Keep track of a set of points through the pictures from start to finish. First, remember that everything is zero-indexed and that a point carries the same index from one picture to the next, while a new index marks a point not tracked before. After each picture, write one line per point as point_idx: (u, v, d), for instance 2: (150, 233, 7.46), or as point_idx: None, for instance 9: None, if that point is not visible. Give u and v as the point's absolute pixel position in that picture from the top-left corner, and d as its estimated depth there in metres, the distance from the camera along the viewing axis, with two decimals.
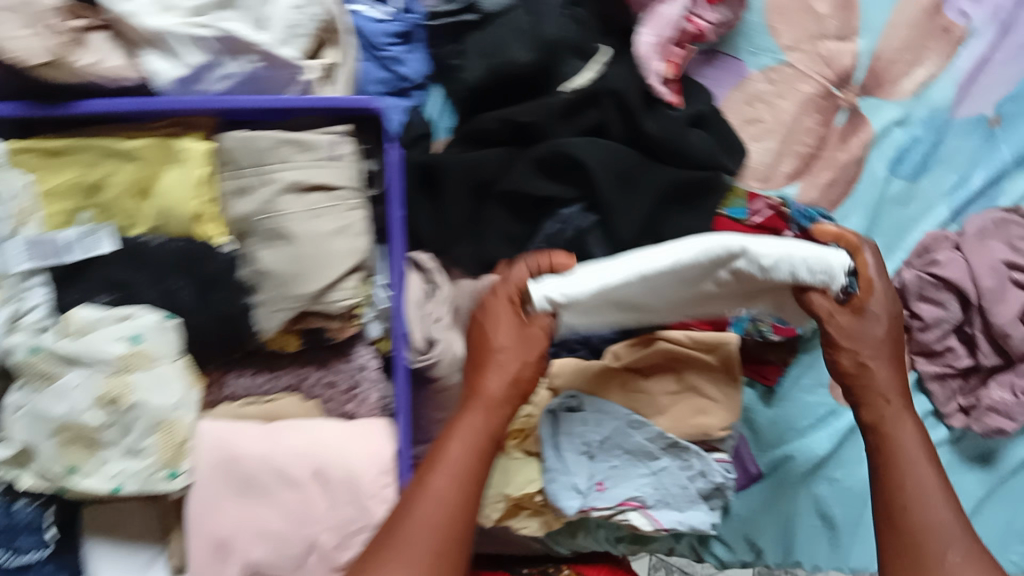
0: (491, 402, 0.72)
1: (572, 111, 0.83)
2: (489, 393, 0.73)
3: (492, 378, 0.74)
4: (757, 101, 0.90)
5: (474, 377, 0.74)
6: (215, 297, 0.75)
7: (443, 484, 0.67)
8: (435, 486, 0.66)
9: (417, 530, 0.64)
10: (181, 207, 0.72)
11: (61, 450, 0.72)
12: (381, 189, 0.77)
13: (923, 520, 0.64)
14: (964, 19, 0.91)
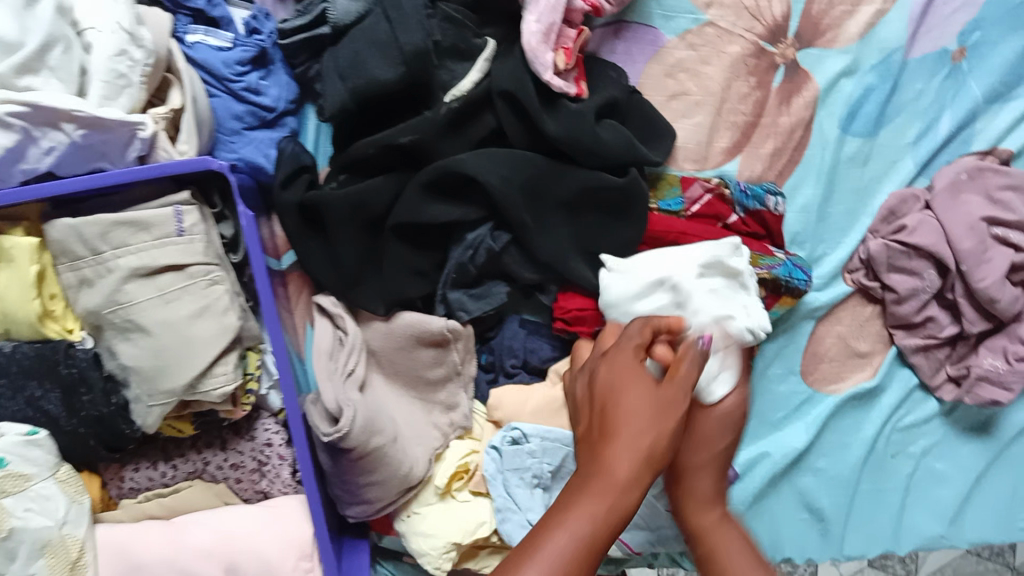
0: (613, 486, 0.51)
1: (459, 123, 0.72)
2: (611, 472, 0.51)
3: (621, 454, 0.52)
4: (679, 72, 0.79)
5: (597, 450, 0.53)
6: (80, 401, 0.67)
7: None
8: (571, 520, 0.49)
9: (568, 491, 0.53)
10: (22, 310, 0.64)
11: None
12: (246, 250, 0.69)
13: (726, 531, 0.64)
14: None
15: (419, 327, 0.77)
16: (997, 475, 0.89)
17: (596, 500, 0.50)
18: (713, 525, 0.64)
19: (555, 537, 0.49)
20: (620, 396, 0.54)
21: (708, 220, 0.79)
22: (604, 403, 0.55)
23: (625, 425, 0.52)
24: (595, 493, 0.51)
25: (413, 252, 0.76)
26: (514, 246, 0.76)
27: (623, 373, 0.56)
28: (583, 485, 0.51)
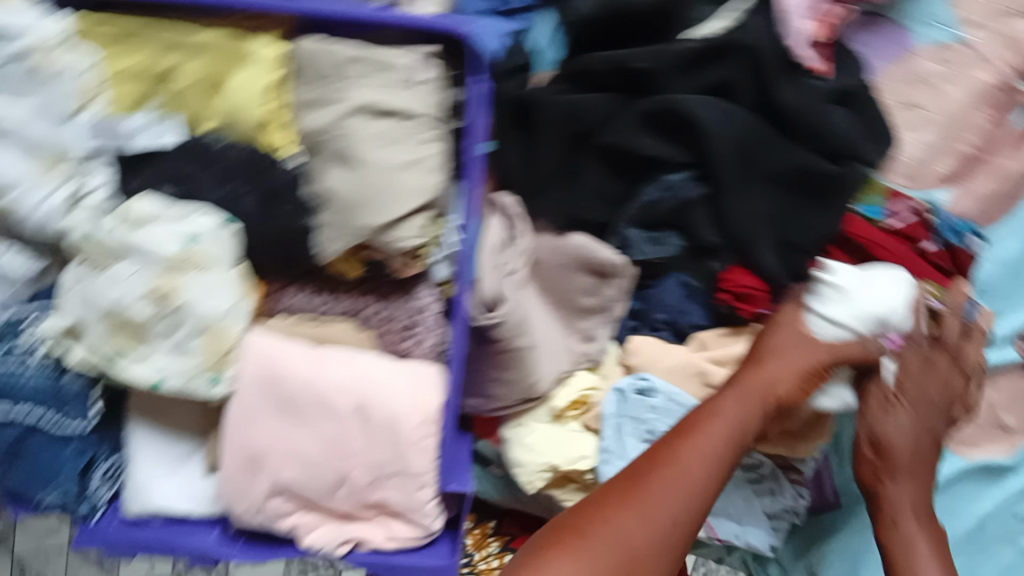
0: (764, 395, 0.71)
1: (695, 65, 0.72)
2: (764, 384, 0.72)
3: (771, 372, 0.72)
4: (919, 82, 0.78)
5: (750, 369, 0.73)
6: (279, 209, 0.69)
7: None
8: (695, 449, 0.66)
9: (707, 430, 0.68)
10: (248, 112, 0.67)
11: (105, 334, 0.70)
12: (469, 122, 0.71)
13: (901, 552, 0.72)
14: None
15: (587, 251, 0.78)
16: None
17: (728, 431, 0.68)
18: (901, 515, 0.74)
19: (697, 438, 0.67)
20: (777, 332, 0.75)
21: (904, 240, 0.76)
22: (763, 336, 0.76)
23: (780, 354, 0.73)
24: (732, 410, 0.70)
25: (608, 177, 0.77)
26: (705, 203, 0.76)
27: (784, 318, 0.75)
28: (721, 408, 0.70)
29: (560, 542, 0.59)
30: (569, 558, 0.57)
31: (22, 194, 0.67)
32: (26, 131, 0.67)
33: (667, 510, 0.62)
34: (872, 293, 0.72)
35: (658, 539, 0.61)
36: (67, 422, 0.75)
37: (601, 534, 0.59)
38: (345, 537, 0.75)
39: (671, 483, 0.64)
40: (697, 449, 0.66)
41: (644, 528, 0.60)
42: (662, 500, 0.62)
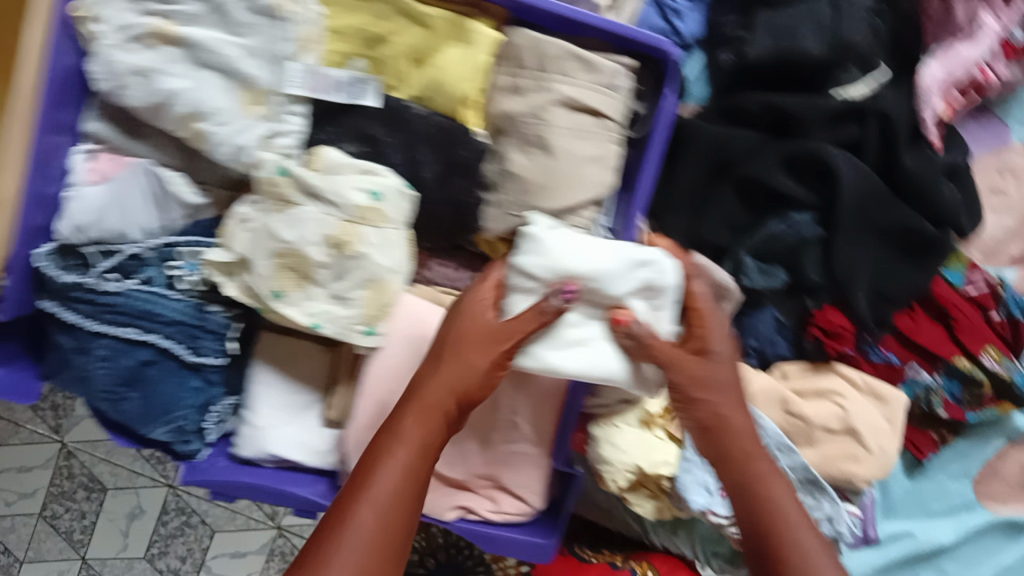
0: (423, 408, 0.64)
1: (836, 121, 0.81)
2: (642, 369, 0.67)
3: (447, 369, 0.66)
4: (1009, 172, 0.90)
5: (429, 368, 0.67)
6: (455, 183, 0.75)
7: (392, 470, 0.60)
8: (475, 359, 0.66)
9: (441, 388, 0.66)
10: (458, 86, 0.73)
11: (275, 272, 0.73)
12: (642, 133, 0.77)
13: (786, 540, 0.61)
14: None
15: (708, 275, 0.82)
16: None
17: (470, 372, 0.66)
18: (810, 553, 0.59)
19: (447, 369, 0.66)
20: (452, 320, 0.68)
21: (976, 306, 0.87)
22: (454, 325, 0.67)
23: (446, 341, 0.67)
24: (465, 350, 0.66)
25: (737, 206, 0.84)
26: (819, 245, 0.84)
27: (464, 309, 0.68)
28: (460, 354, 0.66)
29: (389, 437, 0.62)
30: (411, 423, 0.63)
31: (220, 126, 0.70)
32: (239, 66, 0.70)
33: (437, 402, 0.65)
34: (591, 255, 0.68)
35: (418, 460, 0.61)
36: (201, 356, 0.77)
37: (402, 418, 0.64)
38: (457, 504, 0.78)
39: (448, 370, 0.66)
40: (484, 365, 0.66)
41: (402, 469, 0.60)
42: (436, 408, 0.64)
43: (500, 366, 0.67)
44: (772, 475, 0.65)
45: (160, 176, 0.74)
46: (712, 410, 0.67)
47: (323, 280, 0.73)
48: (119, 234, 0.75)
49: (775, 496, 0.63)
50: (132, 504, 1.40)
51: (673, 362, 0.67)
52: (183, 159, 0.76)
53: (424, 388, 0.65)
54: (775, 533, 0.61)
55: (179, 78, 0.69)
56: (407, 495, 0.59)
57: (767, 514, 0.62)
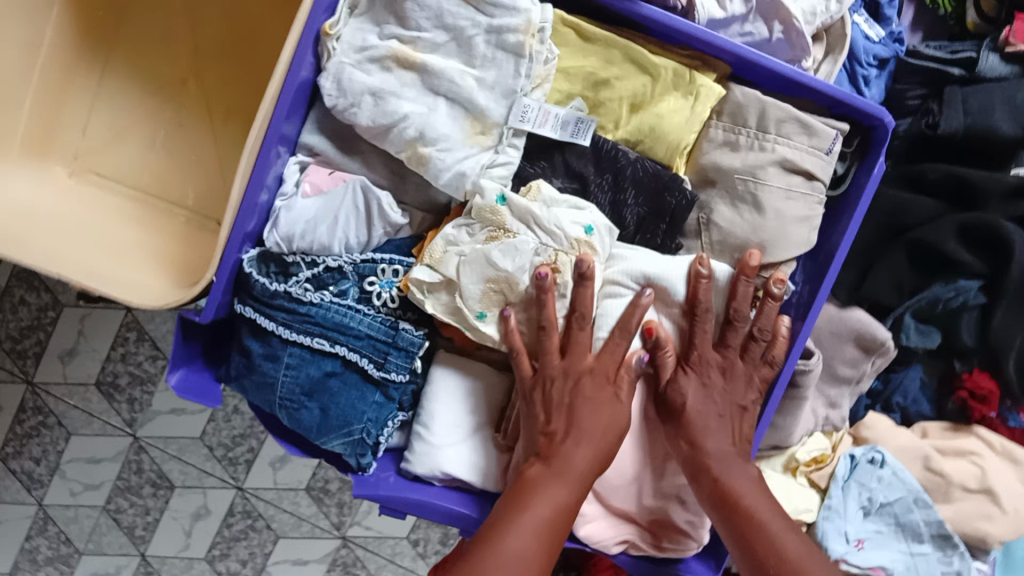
0: (571, 478, 0.70)
1: (1015, 196, 0.84)
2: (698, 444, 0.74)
3: (578, 452, 0.72)
4: None
5: (554, 446, 0.72)
6: (654, 226, 0.79)
7: (541, 512, 0.68)
8: (592, 429, 0.72)
9: (574, 472, 0.71)
10: (674, 135, 0.76)
11: (483, 295, 0.75)
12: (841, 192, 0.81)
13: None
14: None
15: (866, 328, 0.87)
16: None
17: (597, 443, 0.72)
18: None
19: (585, 423, 0.72)
20: (579, 396, 0.73)
21: None
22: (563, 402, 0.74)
23: (576, 424, 0.72)
24: (606, 418, 0.73)
25: (907, 270, 0.87)
26: (978, 311, 0.87)
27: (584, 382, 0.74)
28: (586, 425, 0.72)
29: (527, 494, 0.69)
30: (547, 489, 0.69)
31: (443, 151, 0.73)
32: (473, 98, 0.74)
33: (583, 470, 0.71)
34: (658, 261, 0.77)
35: (561, 515, 0.69)
36: (386, 373, 0.77)
37: (539, 474, 0.71)
38: (623, 537, 0.80)
39: (593, 442, 0.72)
40: (602, 438, 0.73)
41: (553, 510, 0.68)
42: (578, 475, 0.71)
43: (607, 440, 0.73)
44: (765, 512, 0.71)
45: (372, 194, 0.76)
46: (728, 474, 0.73)
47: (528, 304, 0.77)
48: (323, 247, 0.76)
49: (788, 543, 0.70)
50: (197, 504, 1.34)
51: (694, 422, 0.75)
52: (391, 180, 0.78)
53: (573, 457, 0.71)
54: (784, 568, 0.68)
55: (411, 103, 0.73)
56: (548, 539, 0.67)
57: (772, 559, 0.69)
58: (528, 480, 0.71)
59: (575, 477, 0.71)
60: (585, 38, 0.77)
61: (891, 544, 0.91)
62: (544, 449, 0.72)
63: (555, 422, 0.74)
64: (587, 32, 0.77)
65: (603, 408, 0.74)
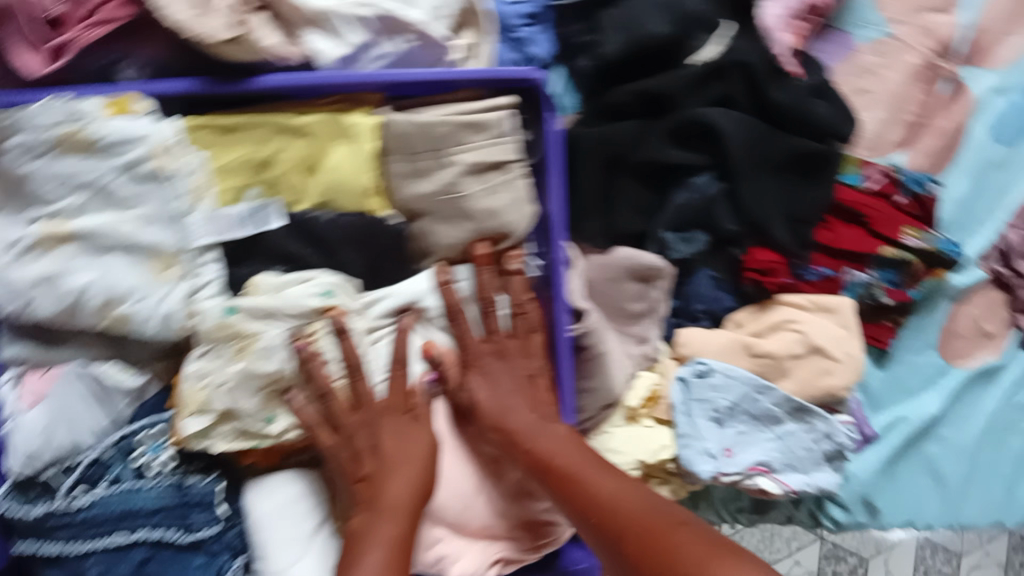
0: (394, 509, 0.68)
1: (701, 83, 0.85)
2: (507, 428, 0.74)
3: (393, 484, 0.69)
4: (868, 74, 0.93)
5: (375, 484, 0.70)
6: (384, 268, 0.77)
7: (380, 553, 0.65)
8: (408, 450, 0.72)
9: (397, 501, 0.69)
10: (356, 181, 0.74)
11: (263, 402, 0.71)
12: (539, 158, 0.78)
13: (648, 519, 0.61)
14: None
15: (636, 261, 0.88)
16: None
17: (419, 470, 0.71)
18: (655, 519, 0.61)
19: (392, 458, 0.71)
20: (390, 435, 0.72)
21: (881, 198, 0.93)
22: (381, 446, 0.72)
23: (388, 458, 0.71)
24: (412, 445, 0.72)
25: (640, 191, 0.89)
26: (725, 197, 0.89)
27: (384, 418, 0.73)
28: (398, 456, 0.71)
29: (355, 543, 0.66)
30: (378, 530, 0.66)
31: (139, 303, 0.70)
32: (141, 238, 0.69)
33: (403, 501, 0.69)
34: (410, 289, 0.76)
35: (399, 545, 0.66)
36: (195, 532, 0.74)
37: (365, 520, 0.68)
38: (494, 557, 0.77)
39: (409, 471, 0.71)
40: (414, 464, 0.71)
41: (388, 543, 0.66)
42: (401, 504, 0.69)
43: (418, 462, 0.71)
44: (581, 467, 0.69)
45: (96, 373, 0.74)
46: (541, 443, 0.73)
47: (308, 389, 0.73)
48: (73, 446, 0.73)
49: (593, 477, 0.68)
50: None
51: (490, 411, 0.75)
52: (110, 347, 0.75)
53: (388, 492, 0.69)
54: (591, 499, 0.66)
55: (85, 272, 0.69)
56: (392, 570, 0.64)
57: (607, 513, 0.64)
58: (355, 532, 0.68)
59: (397, 508, 0.68)
60: (223, 131, 0.73)
61: (756, 438, 0.94)
62: (362, 499, 0.70)
63: (364, 468, 0.72)
64: (222, 125, 0.72)
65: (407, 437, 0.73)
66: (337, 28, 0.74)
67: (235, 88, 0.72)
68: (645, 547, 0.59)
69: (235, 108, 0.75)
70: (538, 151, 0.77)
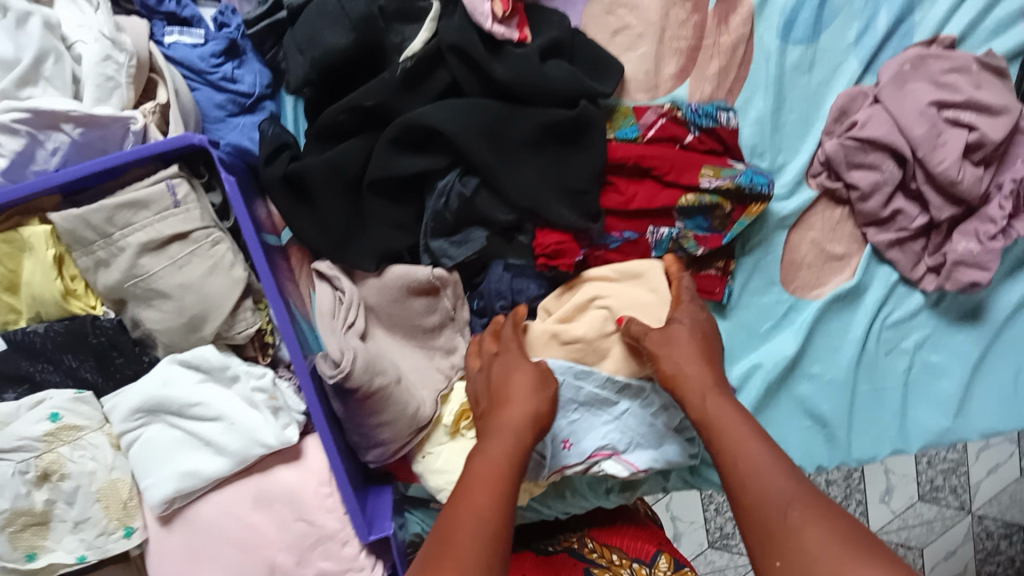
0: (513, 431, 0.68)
1: (414, 81, 0.78)
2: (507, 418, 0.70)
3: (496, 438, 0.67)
4: (618, 7, 0.84)
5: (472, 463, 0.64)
6: (115, 365, 0.76)
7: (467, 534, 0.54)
8: (494, 444, 0.66)
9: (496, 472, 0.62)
10: (48, 291, 0.72)
11: (13, 542, 0.71)
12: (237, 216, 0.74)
13: (764, 487, 0.57)
14: None
15: (407, 277, 0.82)
16: (984, 376, 0.92)
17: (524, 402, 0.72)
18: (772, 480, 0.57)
19: (509, 391, 0.74)
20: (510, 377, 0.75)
21: (665, 141, 0.83)
22: (499, 383, 0.75)
23: (505, 379, 0.75)
24: (702, 365, 0.73)
25: (392, 207, 0.82)
26: (485, 189, 0.81)
27: (508, 362, 0.78)
28: (513, 390, 0.73)
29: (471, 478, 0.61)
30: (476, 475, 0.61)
31: None
32: None
33: (490, 527, 0.55)
34: (155, 386, 0.74)
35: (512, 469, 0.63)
36: None
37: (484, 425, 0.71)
38: None
39: (515, 408, 0.71)
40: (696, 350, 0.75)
41: (497, 463, 0.63)
42: (526, 403, 0.72)
43: (706, 358, 0.74)
44: (770, 468, 0.58)
45: None
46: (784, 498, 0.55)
47: (63, 514, 0.73)
48: None
49: (763, 455, 0.60)
50: None
51: (710, 403, 0.69)
52: None
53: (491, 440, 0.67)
54: (748, 485, 0.58)
55: None
56: (502, 492, 0.59)
57: (764, 495, 0.56)
58: (535, 413, 0.72)
59: (525, 402, 0.72)
60: None
61: (592, 422, 0.85)
62: (484, 430, 0.70)
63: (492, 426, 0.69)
64: None
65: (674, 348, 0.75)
66: None
67: None
68: (767, 533, 0.54)
69: None
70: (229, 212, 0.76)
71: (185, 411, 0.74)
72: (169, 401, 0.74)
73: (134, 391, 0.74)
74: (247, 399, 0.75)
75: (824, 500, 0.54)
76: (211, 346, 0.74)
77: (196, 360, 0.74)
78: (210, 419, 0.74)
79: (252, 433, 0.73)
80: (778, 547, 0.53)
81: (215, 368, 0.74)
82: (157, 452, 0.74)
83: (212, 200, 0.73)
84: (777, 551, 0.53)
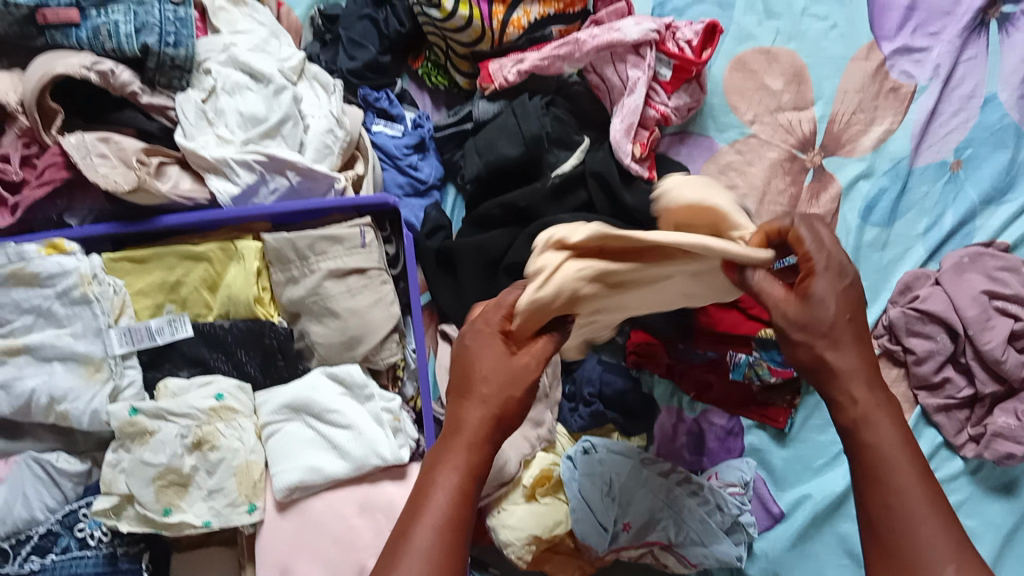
0: (477, 433, 0.58)
1: (560, 193, 0.97)
2: (466, 427, 0.58)
3: (470, 410, 0.59)
4: (729, 170, 1.04)
5: (423, 482, 0.57)
6: (276, 367, 0.91)
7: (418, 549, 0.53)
8: (448, 462, 0.57)
9: (442, 490, 0.56)
10: (244, 294, 0.90)
11: (158, 493, 0.85)
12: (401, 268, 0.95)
13: (915, 531, 0.54)
14: (909, 77, 1.06)
15: None
16: (1012, 555, 0.92)
17: (481, 411, 0.59)
18: (926, 527, 0.54)
19: (475, 377, 0.60)
20: (479, 360, 0.60)
21: None
22: (464, 366, 0.61)
23: (472, 357, 0.61)
24: (860, 353, 0.60)
25: None
26: None
27: (481, 339, 0.62)
28: (473, 374, 0.60)
29: (420, 496, 0.56)
30: (429, 506, 0.55)
31: (74, 402, 0.85)
32: (74, 349, 0.86)
33: (436, 541, 0.53)
34: (303, 390, 0.89)
35: (466, 486, 0.56)
36: None
37: (441, 442, 0.59)
38: None
39: (478, 399, 0.59)
40: (862, 363, 0.60)
41: (454, 483, 0.56)
42: (493, 400, 0.59)
43: (864, 341, 0.61)
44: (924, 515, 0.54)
45: (46, 460, 0.89)
46: (931, 548, 0.53)
47: (201, 482, 0.86)
48: (29, 519, 0.87)
49: (917, 487, 0.55)
50: None
51: (868, 403, 0.58)
52: (61, 440, 0.92)
53: (459, 420, 0.59)
54: (894, 514, 0.55)
55: (32, 377, 0.85)
56: (457, 521, 0.55)
57: (910, 538, 0.54)
58: (497, 412, 0.59)
59: (488, 394, 0.59)
60: (136, 263, 0.90)
61: (652, 510, 0.93)
62: (443, 419, 0.60)
63: (451, 375, 0.62)
64: (135, 258, 0.90)
65: (843, 353, 0.59)
66: (233, 170, 0.90)
67: (142, 227, 0.90)
68: (890, 554, 0.54)
69: (149, 245, 0.93)
70: (397, 262, 0.96)
71: (321, 415, 0.88)
72: (312, 405, 0.88)
73: (285, 391, 0.89)
74: (371, 416, 0.89)
75: (971, 557, 0.53)
76: (353, 365, 0.90)
77: (339, 375, 0.89)
78: (340, 426, 0.88)
79: (375, 443, 0.87)
80: (892, 565, 0.54)
81: (353, 385, 0.89)
82: (293, 448, 0.88)
83: (388, 251, 0.92)
84: (891, 571, 0.54)
